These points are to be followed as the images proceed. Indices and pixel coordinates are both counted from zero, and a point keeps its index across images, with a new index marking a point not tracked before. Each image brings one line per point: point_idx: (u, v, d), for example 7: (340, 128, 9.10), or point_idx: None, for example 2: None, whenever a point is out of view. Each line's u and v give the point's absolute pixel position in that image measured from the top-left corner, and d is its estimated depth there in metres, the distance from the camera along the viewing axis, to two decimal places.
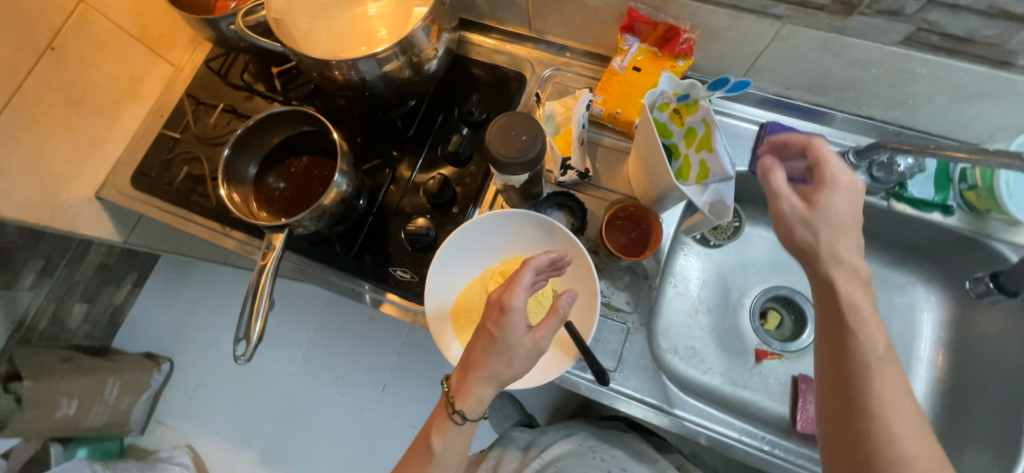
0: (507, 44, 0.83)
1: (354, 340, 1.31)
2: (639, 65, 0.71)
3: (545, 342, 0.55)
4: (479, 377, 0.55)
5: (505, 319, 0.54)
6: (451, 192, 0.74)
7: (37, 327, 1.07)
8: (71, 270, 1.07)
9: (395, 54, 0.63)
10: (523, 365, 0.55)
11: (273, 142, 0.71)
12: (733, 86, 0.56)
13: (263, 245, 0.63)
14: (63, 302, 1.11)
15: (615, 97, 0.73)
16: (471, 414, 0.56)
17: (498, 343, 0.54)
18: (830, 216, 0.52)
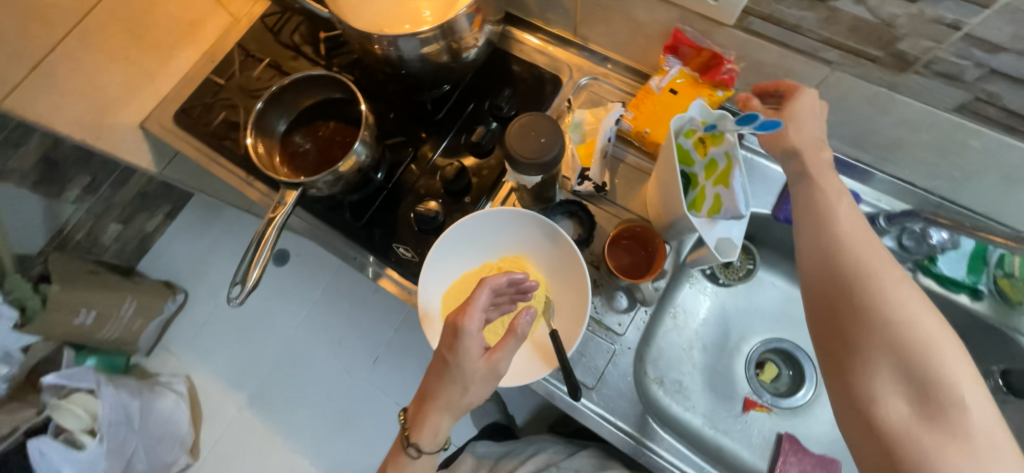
0: (551, 46, 0.82)
1: (355, 308, 1.35)
2: (677, 87, 0.70)
3: (499, 365, 0.56)
4: (433, 407, 0.57)
5: (458, 346, 0.55)
6: (467, 181, 0.74)
7: (73, 237, 1.20)
8: (113, 192, 1.21)
9: (436, 37, 0.65)
10: (477, 394, 0.56)
11: (305, 104, 0.73)
12: (762, 124, 0.53)
13: (277, 198, 0.65)
14: (101, 220, 1.23)
15: (647, 116, 0.72)
16: (426, 447, 0.59)
17: (450, 371, 0.56)
18: (799, 121, 0.57)
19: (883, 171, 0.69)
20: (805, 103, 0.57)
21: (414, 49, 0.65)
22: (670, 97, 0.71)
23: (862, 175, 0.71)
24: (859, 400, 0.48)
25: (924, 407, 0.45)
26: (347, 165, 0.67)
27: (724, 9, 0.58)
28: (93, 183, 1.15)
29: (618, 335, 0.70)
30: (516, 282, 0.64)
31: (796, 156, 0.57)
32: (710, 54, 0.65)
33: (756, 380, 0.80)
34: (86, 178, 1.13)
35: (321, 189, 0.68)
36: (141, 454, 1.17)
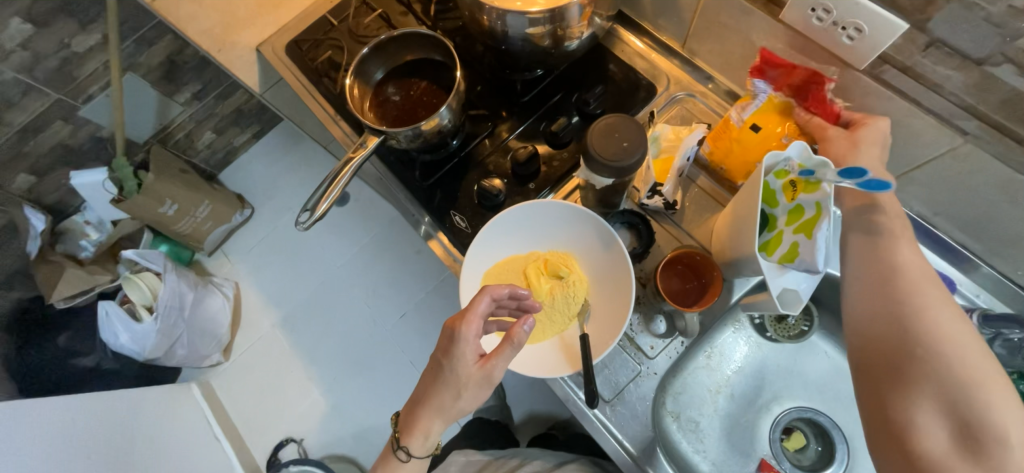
0: (654, 53, 0.80)
1: (397, 263, 1.40)
2: (759, 119, 0.65)
3: (493, 370, 0.58)
4: (426, 411, 0.60)
5: (454, 352, 0.58)
6: (536, 167, 0.75)
7: (174, 135, 1.32)
8: (215, 103, 1.33)
9: (545, 20, 0.65)
10: (469, 397, 0.59)
11: (406, 59, 0.76)
12: (870, 183, 0.50)
13: (358, 141, 0.68)
14: (200, 126, 1.34)
15: (723, 147, 0.68)
16: (416, 451, 0.62)
17: (446, 375, 0.59)
18: (870, 144, 0.55)
19: (991, 264, 0.63)
20: (875, 131, 0.55)
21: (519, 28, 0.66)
22: (750, 130, 0.65)
23: (964, 262, 0.64)
24: (896, 426, 0.49)
25: (961, 442, 0.47)
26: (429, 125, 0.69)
27: (855, 53, 0.53)
28: (201, 91, 1.27)
29: (647, 358, 0.68)
30: (519, 297, 0.63)
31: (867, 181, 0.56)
32: (807, 81, 0.60)
33: (779, 444, 0.76)
34: (197, 84, 1.25)
35: (400, 142, 0.71)
36: (183, 342, 1.25)
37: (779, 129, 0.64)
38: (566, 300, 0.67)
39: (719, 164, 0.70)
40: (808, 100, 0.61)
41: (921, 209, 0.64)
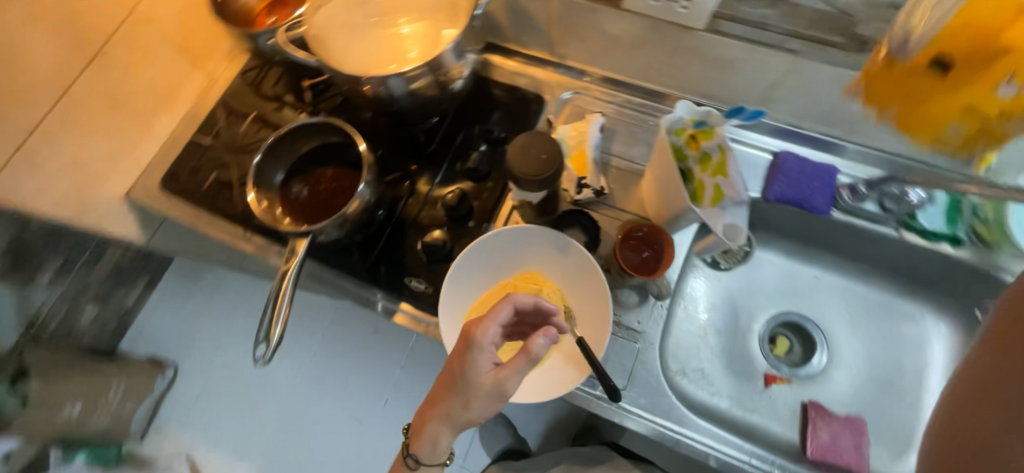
0: (528, 67, 0.87)
1: (358, 351, 1.32)
2: (945, 42, 0.46)
3: (504, 382, 0.55)
4: (434, 417, 0.59)
5: (468, 357, 0.56)
6: (468, 205, 0.76)
7: (48, 326, 1.10)
8: (88, 269, 1.10)
9: (424, 73, 0.67)
10: (477, 410, 0.57)
11: (304, 151, 0.73)
12: (749, 114, 0.64)
13: (285, 251, 0.64)
14: (76, 302, 1.13)
15: (889, 80, 0.52)
16: (424, 455, 0.62)
17: (456, 382, 0.57)
18: None
19: (854, 142, 0.74)
20: None
21: (403, 85, 0.68)
22: (929, 69, 0.48)
23: (834, 148, 0.76)
24: None
25: None
26: (353, 206, 0.67)
27: (693, 14, 0.62)
28: (65, 264, 1.04)
29: (639, 333, 0.72)
30: (543, 310, 0.62)
31: None
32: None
33: (772, 355, 0.83)
34: (59, 259, 1.02)
35: (329, 234, 0.67)
36: None
37: (972, 83, 0.46)
38: None
39: (880, 106, 0.55)
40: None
41: (788, 119, 0.75)
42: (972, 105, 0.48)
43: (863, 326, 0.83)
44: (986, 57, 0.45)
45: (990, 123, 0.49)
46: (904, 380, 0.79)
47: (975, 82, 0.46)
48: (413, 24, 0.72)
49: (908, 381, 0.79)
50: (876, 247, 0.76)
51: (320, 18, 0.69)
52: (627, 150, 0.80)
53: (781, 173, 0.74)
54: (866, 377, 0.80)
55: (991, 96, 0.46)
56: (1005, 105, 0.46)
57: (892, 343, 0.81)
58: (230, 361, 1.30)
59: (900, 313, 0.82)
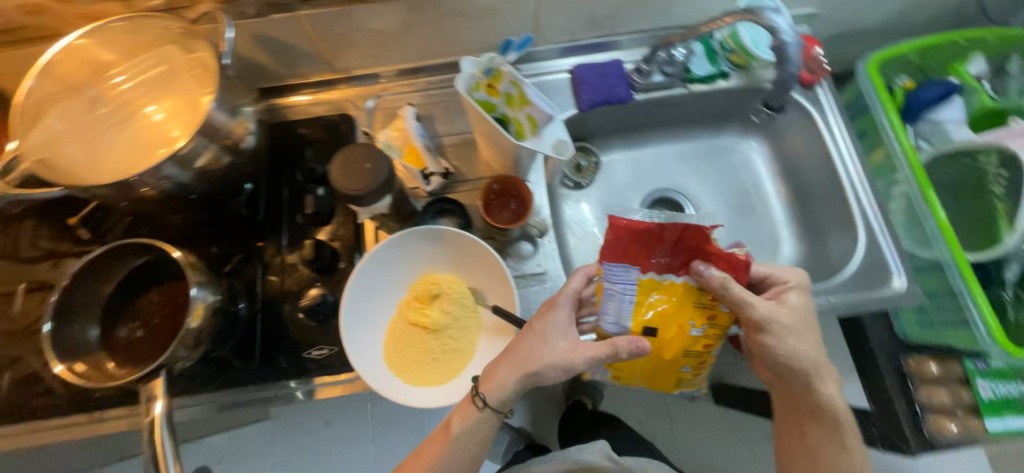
0: (321, 94, 0.83)
1: (317, 454, 1.21)
2: (655, 317, 0.62)
3: (580, 347, 0.60)
4: (507, 360, 0.62)
5: (555, 306, 0.63)
6: (329, 249, 0.71)
7: None
8: None
9: (203, 145, 0.61)
10: (550, 361, 0.60)
11: (109, 291, 0.61)
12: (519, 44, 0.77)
13: (141, 400, 0.53)
14: None
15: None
16: (492, 399, 0.61)
17: (534, 337, 0.62)
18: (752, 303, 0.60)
19: (622, 34, 0.83)
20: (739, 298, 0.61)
21: (179, 168, 0.60)
22: (643, 338, 0.64)
23: (612, 45, 0.84)
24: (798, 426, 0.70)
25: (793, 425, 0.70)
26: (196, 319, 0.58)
27: None
28: None
29: (543, 274, 0.75)
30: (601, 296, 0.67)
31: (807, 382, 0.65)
32: (681, 231, 0.59)
33: None
34: None
35: (186, 359, 0.58)
36: None
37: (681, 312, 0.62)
38: (460, 303, 0.68)
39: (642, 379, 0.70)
40: (677, 265, 0.61)
41: (566, 38, 0.82)
42: (686, 347, 0.64)
43: (708, 171, 0.95)
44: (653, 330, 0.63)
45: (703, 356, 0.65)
46: (752, 199, 0.93)
47: (675, 333, 0.63)
48: (159, 97, 0.63)
49: (755, 197, 0.93)
50: (677, 107, 0.88)
51: (39, 139, 0.58)
52: (451, 126, 0.81)
53: (583, 84, 0.81)
54: (728, 209, 0.93)
55: (692, 339, 0.63)
56: (698, 341, 0.64)
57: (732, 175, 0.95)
58: None
59: (723, 148, 0.95)
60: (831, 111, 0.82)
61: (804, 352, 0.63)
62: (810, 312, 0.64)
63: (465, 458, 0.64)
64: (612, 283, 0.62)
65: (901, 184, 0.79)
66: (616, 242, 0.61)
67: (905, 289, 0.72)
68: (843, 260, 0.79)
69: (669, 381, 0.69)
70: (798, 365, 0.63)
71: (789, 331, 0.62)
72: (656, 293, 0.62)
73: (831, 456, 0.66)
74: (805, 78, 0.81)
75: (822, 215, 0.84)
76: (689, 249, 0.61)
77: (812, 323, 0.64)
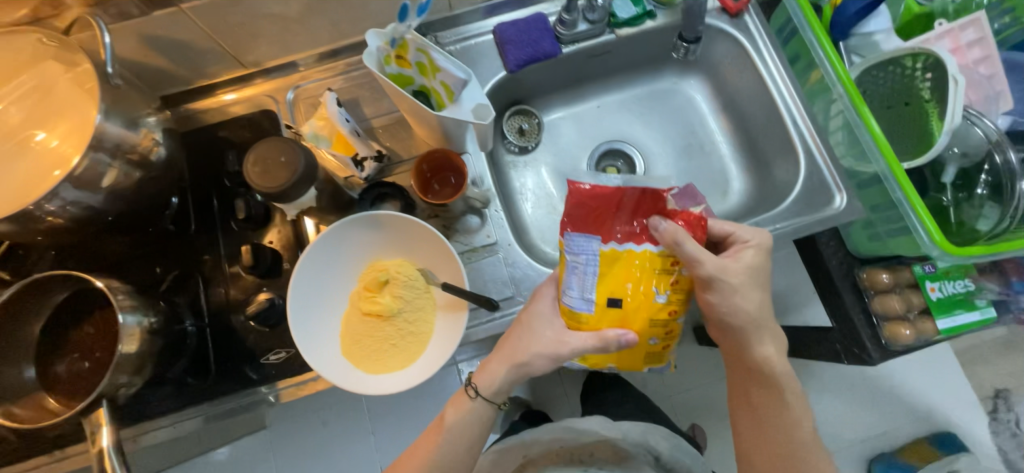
0: (236, 93, 0.79)
1: (320, 453, 1.22)
2: (614, 285, 0.60)
3: (568, 337, 0.62)
4: (497, 356, 0.67)
5: (538, 297, 0.66)
6: (269, 253, 0.69)
7: None
8: None
9: (105, 162, 0.58)
10: (539, 353, 0.63)
11: (39, 330, 0.58)
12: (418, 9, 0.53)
13: (86, 433, 0.51)
14: None
15: (603, 319, 0.61)
16: (483, 390, 0.68)
17: (523, 330, 0.66)
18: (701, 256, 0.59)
19: None
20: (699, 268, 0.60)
21: (81, 190, 0.57)
22: (608, 311, 0.60)
23: None
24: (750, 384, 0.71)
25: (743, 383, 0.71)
26: (132, 343, 0.56)
27: None
28: None
29: (494, 244, 0.74)
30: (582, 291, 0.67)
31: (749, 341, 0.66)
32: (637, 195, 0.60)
33: None
34: None
35: (130, 385, 0.56)
36: None
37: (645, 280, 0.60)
38: (410, 286, 0.66)
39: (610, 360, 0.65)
40: (639, 231, 0.60)
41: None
42: (652, 316, 0.60)
43: (653, 118, 0.94)
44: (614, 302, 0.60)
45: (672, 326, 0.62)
46: (697, 139, 0.93)
47: (642, 303, 0.60)
48: (45, 119, 0.58)
49: (701, 136, 0.93)
50: (608, 54, 0.86)
51: None
52: (379, 106, 0.78)
53: (507, 44, 0.78)
54: (675, 153, 0.93)
55: (660, 307, 0.60)
56: (664, 309, 0.61)
57: (677, 117, 0.94)
58: None
59: (663, 92, 0.94)
60: (761, 36, 0.80)
61: (749, 307, 0.63)
62: (760, 269, 0.64)
63: (459, 451, 0.69)
64: (575, 254, 0.61)
65: (836, 102, 0.79)
66: (576, 209, 0.61)
67: (845, 206, 0.73)
68: (787, 187, 0.79)
69: (638, 358, 0.64)
70: (740, 323, 0.64)
71: (736, 290, 0.62)
72: (618, 262, 0.60)
73: (778, 412, 0.68)
74: (731, 7, 0.80)
75: (767, 144, 0.84)
76: (650, 214, 0.61)
77: (755, 279, 0.63)
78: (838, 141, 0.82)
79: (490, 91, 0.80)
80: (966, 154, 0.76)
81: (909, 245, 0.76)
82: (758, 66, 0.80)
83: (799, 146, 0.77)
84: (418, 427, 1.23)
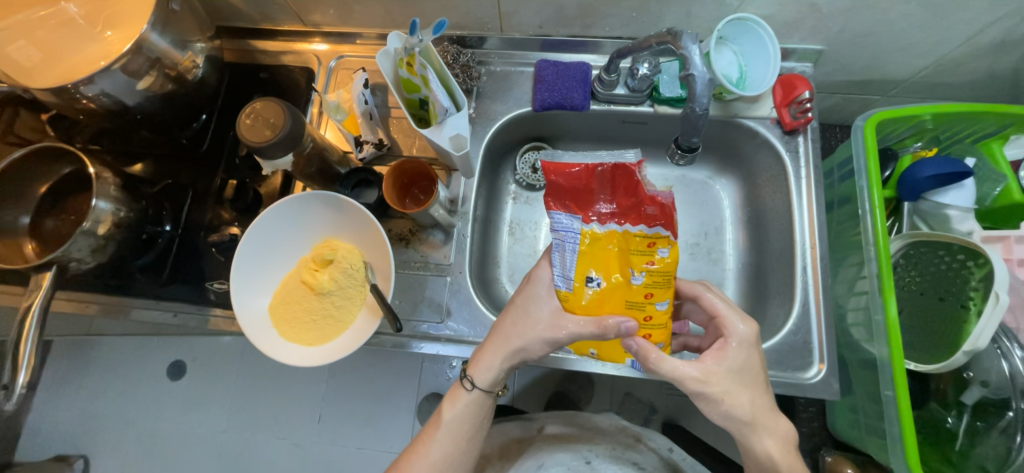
0: (291, 43, 0.85)
1: (275, 380, 1.38)
2: (590, 262, 0.53)
3: (564, 323, 0.56)
4: (492, 343, 0.63)
5: (534, 274, 0.62)
6: (252, 193, 0.75)
7: None
8: None
9: (145, 68, 0.65)
10: (537, 337, 0.58)
11: (42, 191, 0.67)
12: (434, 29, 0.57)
13: (29, 288, 0.59)
14: None
15: (582, 303, 0.55)
16: (480, 382, 0.64)
17: (518, 315, 0.61)
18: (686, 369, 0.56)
19: (599, 35, 0.77)
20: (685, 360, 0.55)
21: (119, 82, 0.63)
22: (589, 290, 0.54)
23: (589, 46, 0.78)
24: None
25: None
26: (101, 227, 0.64)
27: None
28: None
29: (448, 266, 0.74)
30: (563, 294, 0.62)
31: (749, 442, 0.58)
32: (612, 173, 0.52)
33: None
34: None
35: (83, 261, 0.64)
36: None
37: (619, 259, 0.53)
38: (348, 274, 0.67)
39: (590, 348, 0.58)
40: (619, 211, 0.53)
41: (533, 30, 0.78)
42: (629, 299, 0.53)
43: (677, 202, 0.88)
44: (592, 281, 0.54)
45: (654, 309, 0.53)
46: (708, 240, 0.86)
47: (618, 285, 0.53)
48: (113, 19, 0.67)
49: (712, 240, 0.86)
50: (645, 126, 0.81)
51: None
52: None
53: (540, 82, 0.78)
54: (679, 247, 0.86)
55: (636, 289, 0.53)
56: (642, 291, 0.53)
57: (693, 211, 0.87)
58: (154, 426, 1.41)
59: (693, 182, 0.88)
60: (809, 165, 0.73)
61: (735, 415, 0.56)
62: (749, 368, 0.58)
63: (460, 443, 0.66)
64: (555, 230, 0.54)
65: (866, 266, 0.69)
66: (555, 187, 0.54)
67: (816, 382, 0.64)
68: (772, 332, 0.70)
69: (618, 351, 0.56)
70: (729, 423, 0.57)
71: (722, 398, 0.56)
72: (597, 243, 0.53)
73: None
74: (787, 123, 0.72)
75: (772, 277, 0.75)
76: (629, 194, 0.53)
77: (752, 384, 0.57)
78: (857, 306, 0.72)
79: (507, 121, 0.80)
80: (988, 384, 0.67)
81: (883, 449, 0.66)
82: (792, 195, 0.72)
83: (797, 295, 0.69)
84: (361, 393, 1.35)
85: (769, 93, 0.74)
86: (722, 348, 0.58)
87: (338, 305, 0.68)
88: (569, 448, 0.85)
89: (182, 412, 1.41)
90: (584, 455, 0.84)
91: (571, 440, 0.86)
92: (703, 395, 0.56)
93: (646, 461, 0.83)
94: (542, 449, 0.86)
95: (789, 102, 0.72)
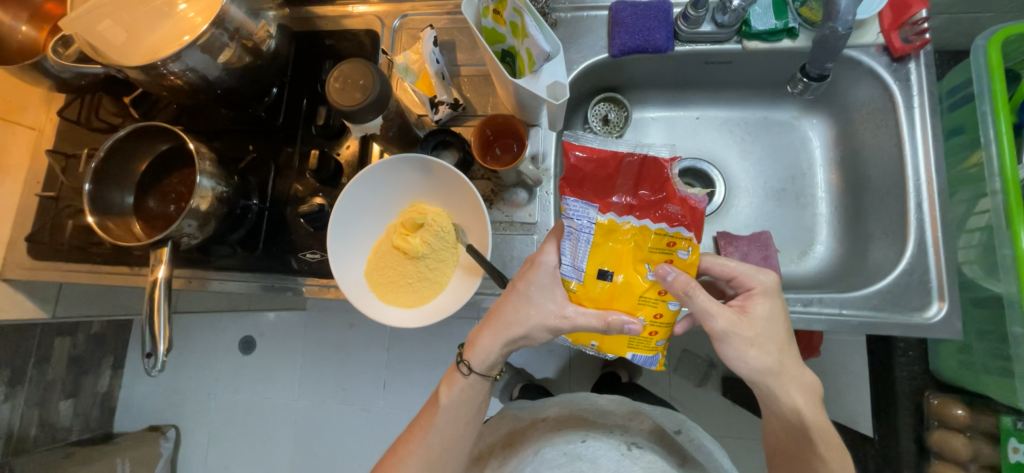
0: (351, 6, 0.83)
1: (342, 350, 1.44)
2: (602, 256, 0.53)
3: (569, 311, 0.55)
4: (489, 330, 0.62)
5: (534, 262, 0.58)
6: (335, 163, 0.74)
7: (29, 432, 1.25)
8: (42, 371, 1.23)
9: (224, 41, 0.64)
10: (538, 324, 0.57)
11: (141, 170, 0.69)
12: None
13: (150, 262, 0.62)
14: (48, 403, 1.28)
15: (589, 293, 0.54)
16: (476, 366, 0.64)
17: (520, 300, 0.59)
18: (712, 316, 0.54)
19: None
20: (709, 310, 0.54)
21: (203, 56, 0.63)
22: (598, 282, 0.53)
23: None
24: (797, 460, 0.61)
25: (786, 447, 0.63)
26: (203, 202, 0.65)
27: None
28: (39, 363, 1.20)
29: (533, 225, 0.73)
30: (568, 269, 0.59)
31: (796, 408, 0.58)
32: (638, 165, 0.50)
33: None
34: (6, 372, 1.13)
35: (192, 236, 0.67)
36: None
37: (636, 255, 0.52)
38: (440, 237, 0.68)
39: (591, 338, 0.57)
40: (640, 205, 0.51)
41: None
42: (643, 294, 0.53)
43: (759, 146, 0.84)
44: (601, 272, 0.53)
45: (664, 305, 0.54)
46: (796, 184, 0.82)
47: (632, 284, 0.53)
48: None
49: (796, 184, 0.82)
50: (730, 65, 0.76)
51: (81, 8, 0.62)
52: (471, 55, 0.78)
53: (618, 25, 0.73)
54: (764, 193, 0.82)
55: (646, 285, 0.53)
56: (654, 287, 0.53)
57: (778, 152, 0.84)
58: (232, 398, 1.50)
59: (777, 123, 0.84)
60: (922, 92, 0.67)
61: (758, 365, 0.56)
62: (776, 318, 0.57)
63: (457, 427, 0.67)
64: (570, 219, 0.53)
65: (986, 199, 0.65)
66: (572, 174, 0.52)
67: (938, 320, 0.62)
68: (879, 272, 0.68)
69: (621, 343, 0.55)
70: (753, 375, 0.57)
71: (750, 345, 0.56)
72: (612, 235, 0.52)
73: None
74: (897, 48, 0.67)
75: (874, 217, 0.71)
76: (650, 189, 0.52)
77: (779, 337, 0.57)
78: (968, 243, 0.68)
79: (584, 69, 0.76)
80: None
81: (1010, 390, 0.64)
82: (902, 127, 0.67)
83: (911, 233, 0.65)
84: (425, 359, 1.40)
85: (876, 17, 0.68)
86: (746, 305, 0.57)
87: (415, 267, 0.68)
88: (563, 432, 0.80)
89: (257, 384, 1.49)
90: (578, 436, 0.79)
91: (568, 424, 0.82)
92: (723, 340, 0.56)
93: (639, 438, 0.80)
94: (539, 435, 0.81)
95: (901, 24, 0.66)
